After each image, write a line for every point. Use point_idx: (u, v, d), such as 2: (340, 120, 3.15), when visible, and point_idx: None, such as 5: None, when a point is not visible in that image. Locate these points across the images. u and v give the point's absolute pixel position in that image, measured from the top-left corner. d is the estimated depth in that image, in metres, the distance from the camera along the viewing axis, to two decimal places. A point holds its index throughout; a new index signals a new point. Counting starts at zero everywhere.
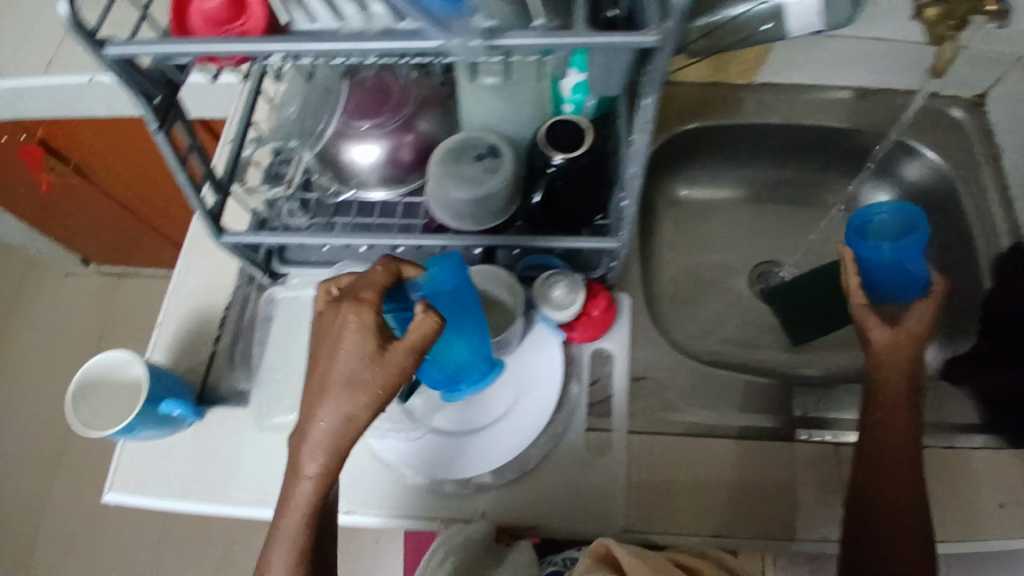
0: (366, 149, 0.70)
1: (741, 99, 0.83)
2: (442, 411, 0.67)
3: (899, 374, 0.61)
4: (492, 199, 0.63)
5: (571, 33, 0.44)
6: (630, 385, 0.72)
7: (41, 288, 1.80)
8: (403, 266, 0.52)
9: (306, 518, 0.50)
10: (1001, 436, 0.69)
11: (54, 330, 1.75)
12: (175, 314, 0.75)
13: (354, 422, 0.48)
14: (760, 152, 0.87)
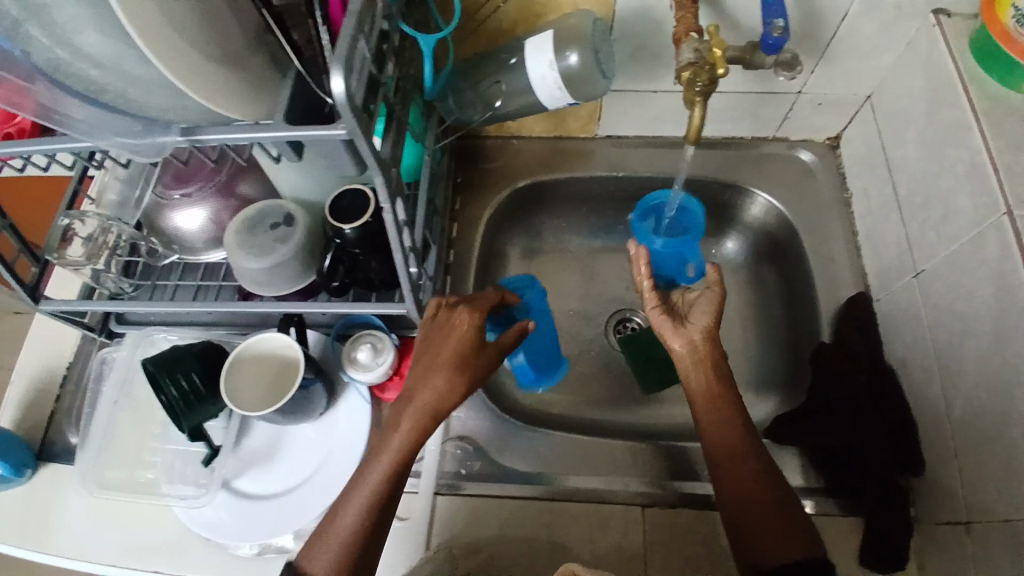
0: (184, 215, 0.71)
1: (592, 150, 0.84)
2: (247, 473, 0.68)
3: (702, 387, 0.62)
4: (284, 268, 0.64)
5: (267, 127, 0.47)
6: (449, 443, 0.72)
7: None
8: (506, 294, 0.66)
9: (369, 500, 0.55)
10: (828, 501, 0.65)
11: None
12: (22, 374, 0.78)
13: (445, 401, 0.58)
14: (613, 201, 0.87)
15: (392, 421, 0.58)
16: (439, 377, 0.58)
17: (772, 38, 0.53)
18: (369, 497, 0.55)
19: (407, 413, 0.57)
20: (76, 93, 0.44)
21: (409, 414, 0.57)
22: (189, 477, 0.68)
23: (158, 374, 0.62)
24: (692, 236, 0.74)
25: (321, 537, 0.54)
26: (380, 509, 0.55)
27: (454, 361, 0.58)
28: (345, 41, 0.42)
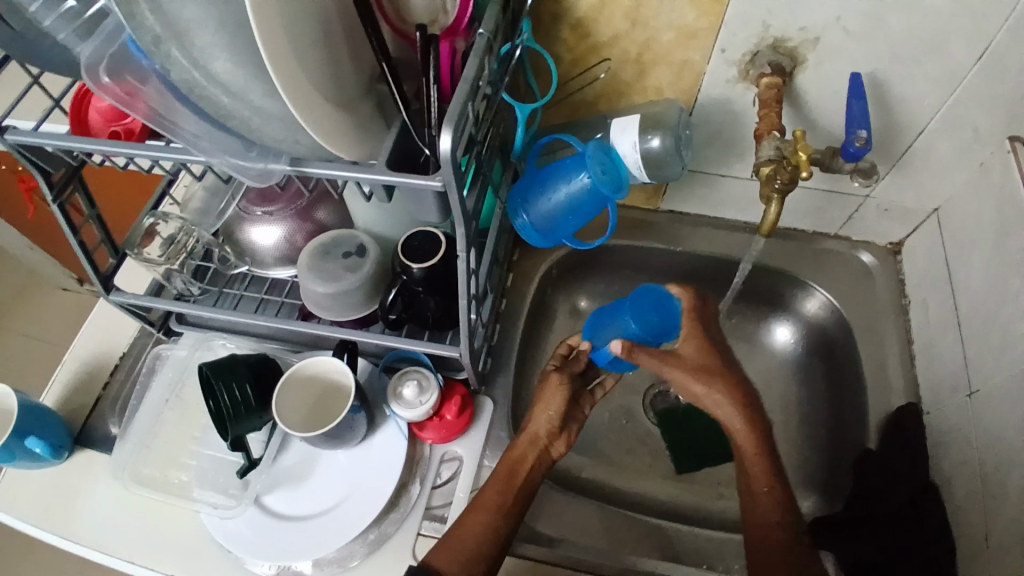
0: (262, 231, 0.75)
1: (654, 223, 0.86)
2: (278, 490, 0.69)
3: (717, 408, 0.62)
4: (348, 296, 0.66)
5: (368, 169, 0.49)
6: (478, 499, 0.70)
7: (39, 302, 1.73)
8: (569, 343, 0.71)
9: (476, 541, 0.58)
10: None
11: (40, 350, 1.67)
12: (78, 355, 0.81)
13: (540, 440, 0.65)
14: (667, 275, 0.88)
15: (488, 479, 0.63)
16: (523, 441, 0.65)
17: (853, 147, 0.57)
18: (460, 539, 0.59)
19: (475, 506, 0.61)
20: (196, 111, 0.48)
21: (492, 486, 0.62)
22: (220, 485, 0.68)
23: (214, 379, 0.64)
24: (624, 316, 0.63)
25: (451, 537, 0.59)
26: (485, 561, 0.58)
27: (510, 462, 0.63)
28: (458, 104, 0.45)
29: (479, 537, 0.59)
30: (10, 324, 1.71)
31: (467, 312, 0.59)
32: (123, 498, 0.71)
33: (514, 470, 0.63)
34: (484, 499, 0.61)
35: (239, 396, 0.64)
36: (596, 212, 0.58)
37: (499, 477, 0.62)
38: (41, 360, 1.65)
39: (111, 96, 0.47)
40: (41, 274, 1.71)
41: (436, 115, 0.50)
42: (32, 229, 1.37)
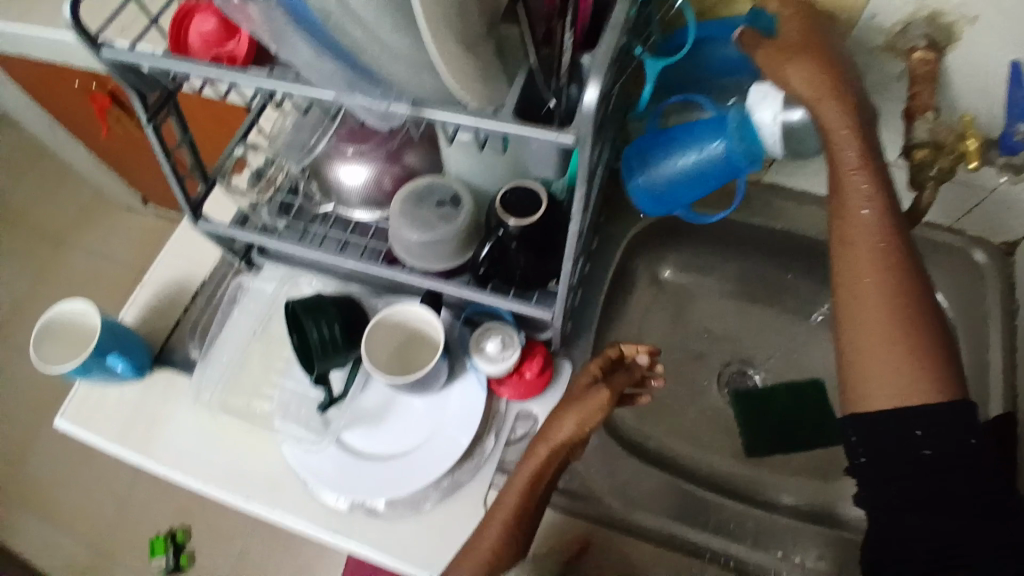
0: (350, 171, 0.73)
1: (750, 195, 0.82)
2: (356, 430, 0.70)
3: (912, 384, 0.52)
4: (439, 246, 0.65)
5: (494, 117, 0.46)
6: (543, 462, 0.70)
7: (104, 219, 1.77)
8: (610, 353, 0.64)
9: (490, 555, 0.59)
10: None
11: (103, 266, 1.72)
12: (161, 279, 0.82)
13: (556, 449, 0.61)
14: (756, 251, 0.84)
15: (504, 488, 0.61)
16: (545, 451, 0.61)
17: (1012, 140, 0.54)
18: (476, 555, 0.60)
19: (496, 511, 0.61)
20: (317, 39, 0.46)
21: (511, 498, 0.60)
22: (302, 419, 0.69)
23: (305, 316, 0.65)
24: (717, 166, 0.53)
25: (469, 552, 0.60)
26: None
27: (530, 474, 0.61)
28: (604, 54, 0.42)
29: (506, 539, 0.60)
30: (76, 238, 1.76)
31: (571, 276, 0.57)
32: (205, 422, 0.73)
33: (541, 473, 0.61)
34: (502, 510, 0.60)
35: (328, 335, 0.65)
36: (720, 184, 0.54)
37: (512, 491, 0.61)
38: (103, 276, 1.70)
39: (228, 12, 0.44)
40: (105, 192, 1.74)
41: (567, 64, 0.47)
42: (103, 147, 1.39)
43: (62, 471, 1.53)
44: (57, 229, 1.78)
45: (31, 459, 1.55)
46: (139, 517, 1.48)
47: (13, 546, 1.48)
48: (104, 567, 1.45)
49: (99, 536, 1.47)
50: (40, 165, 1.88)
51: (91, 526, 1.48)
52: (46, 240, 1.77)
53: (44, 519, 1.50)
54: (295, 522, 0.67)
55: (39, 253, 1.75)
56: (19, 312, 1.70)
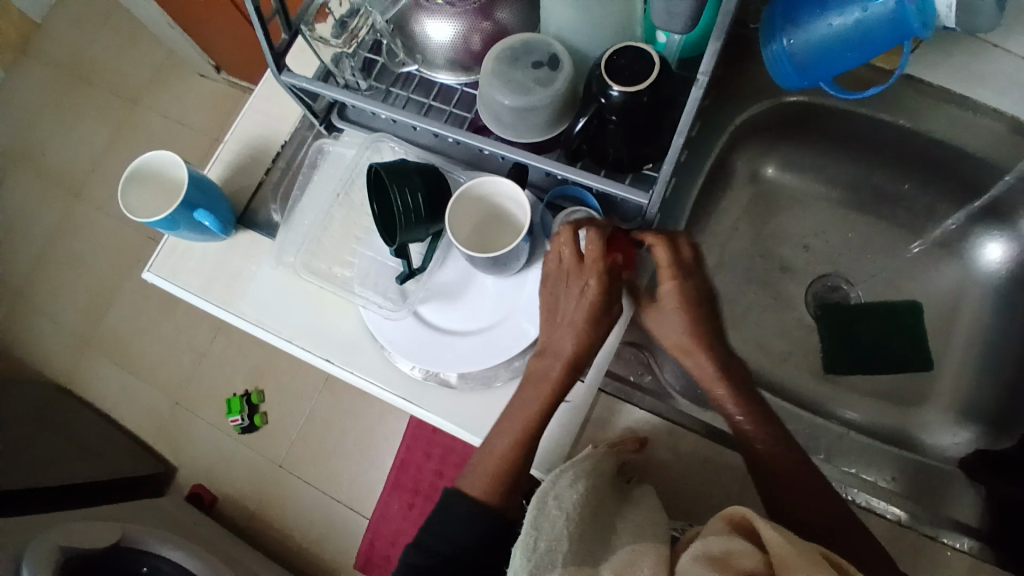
0: (436, 27, 0.68)
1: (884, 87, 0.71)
2: (432, 303, 0.69)
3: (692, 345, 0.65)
4: (533, 113, 0.60)
5: None
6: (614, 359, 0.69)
7: (176, 82, 1.77)
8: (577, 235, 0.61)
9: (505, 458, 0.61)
10: (983, 544, 0.59)
11: (177, 131, 1.73)
12: (240, 136, 0.81)
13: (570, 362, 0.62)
14: (875, 154, 0.75)
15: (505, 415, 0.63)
16: (558, 370, 0.62)
17: None
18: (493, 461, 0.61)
19: (503, 431, 0.62)
20: None
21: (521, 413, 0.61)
22: (380, 287, 0.69)
23: (389, 181, 0.62)
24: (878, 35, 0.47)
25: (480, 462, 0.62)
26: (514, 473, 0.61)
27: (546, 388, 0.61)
28: None
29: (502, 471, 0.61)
30: (150, 101, 1.77)
31: (681, 155, 0.51)
32: (284, 282, 0.74)
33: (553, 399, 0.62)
34: (513, 423, 0.62)
35: (411, 203, 0.62)
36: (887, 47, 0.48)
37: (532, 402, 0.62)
38: (177, 140, 1.72)
39: None
40: (178, 53, 1.73)
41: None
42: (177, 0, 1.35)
43: (146, 324, 1.65)
44: (132, 89, 1.79)
45: (118, 310, 1.68)
46: (214, 372, 1.60)
47: (107, 385, 1.64)
48: (186, 413, 1.59)
49: (181, 385, 1.61)
50: (115, 22, 1.86)
51: (173, 375, 1.62)
52: (122, 101, 1.79)
53: (132, 365, 1.64)
54: (371, 386, 0.69)
55: (116, 113, 1.78)
56: (101, 170, 1.76)
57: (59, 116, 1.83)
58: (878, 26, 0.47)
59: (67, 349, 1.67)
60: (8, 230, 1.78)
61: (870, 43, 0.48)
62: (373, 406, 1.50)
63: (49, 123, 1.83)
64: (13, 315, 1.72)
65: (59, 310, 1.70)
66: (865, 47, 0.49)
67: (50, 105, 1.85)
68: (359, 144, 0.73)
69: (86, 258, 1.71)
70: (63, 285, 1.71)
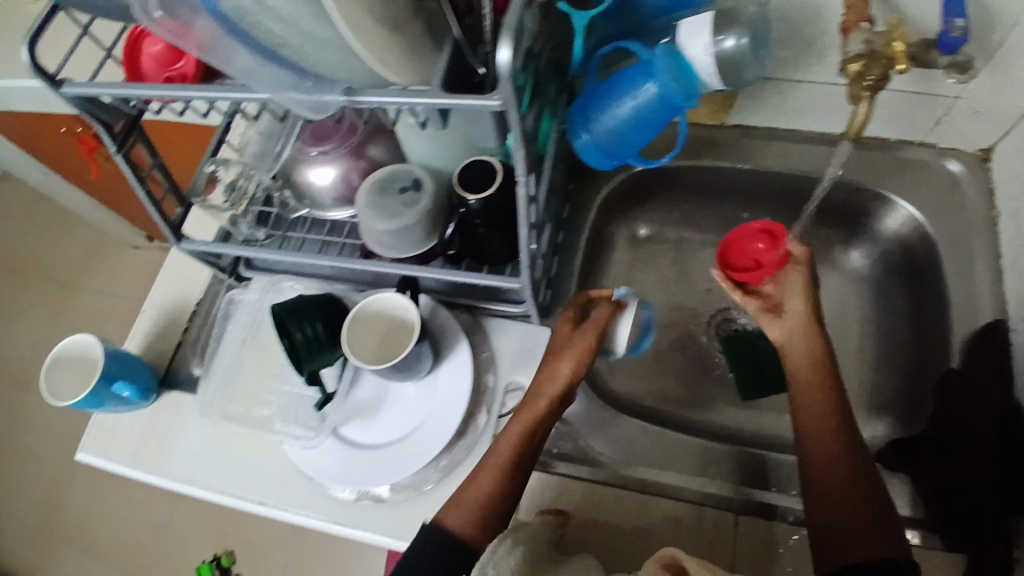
0: (318, 174, 0.75)
1: (719, 140, 0.81)
2: (353, 422, 0.71)
3: (805, 354, 0.67)
4: (407, 232, 0.66)
5: (424, 92, 0.47)
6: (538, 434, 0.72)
7: (109, 258, 1.83)
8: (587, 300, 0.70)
9: (499, 482, 0.60)
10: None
11: (116, 304, 1.77)
12: (155, 305, 0.85)
13: (553, 384, 0.64)
14: (731, 197, 0.84)
15: (499, 434, 0.63)
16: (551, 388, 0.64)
17: (950, 38, 0.51)
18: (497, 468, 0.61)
19: (486, 466, 0.61)
20: (248, 45, 0.46)
21: (509, 438, 0.62)
22: (300, 418, 0.71)
23: (287, 320, 0.66)
24: (655, 117, 0.55)
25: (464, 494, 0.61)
26: (508, 502, 0.60)
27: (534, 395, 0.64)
28: (514, 15, 0.43)
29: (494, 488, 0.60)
30: (86, 281, 1.82)
31: (530, 243, 0.58)
32: (210, 433, 0.75)
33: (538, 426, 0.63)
34: (505, 454, 0.61)
35: (313, 333, 0.66)
36: (662, 124, 0.55)
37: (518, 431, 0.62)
38: (118, 313, 1.76)
39: (166, 35, 0.45)
40: (110, 231, 1.81)
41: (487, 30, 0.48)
42: (98, 185, 1.44)
43: (104, 506, 1.60)
44: (66, 273, 1.84)
45: (73, 498, 1.62)
46: (178, 543, 1.53)
47: None
48: None
49: (147, 564, 1.54)
50: (45, 215, 1.94)
51: (137, 554, 1.54)
52: (59, 287, 1.83)
53: (92, 554, 1.56)
54: (309, 519, 0.70)
55: (53, 300, 1.82)
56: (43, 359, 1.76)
57: None
58: (650, 110, 0.54)
59: (22, 553, 1.59)
60: None
61: (646, 125, 0.55)
62: None
63: None
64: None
65: (10, 513, 1.63)
66: (643, 129, 0.56)
67: None
68: (264, 288, 0.78)
69: (34, 451, 1.67)
70: (12, 485, 1.65)
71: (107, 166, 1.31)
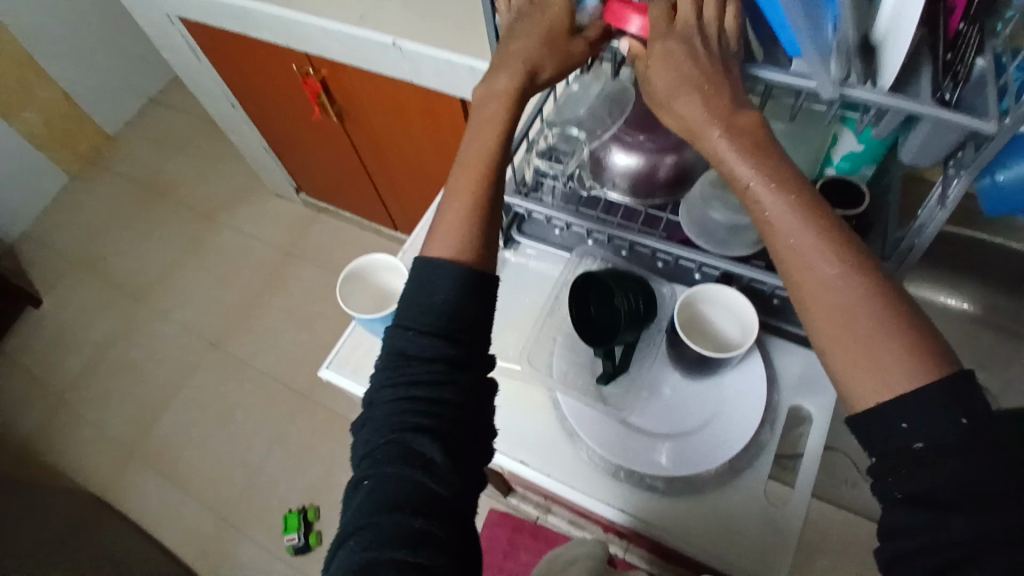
0: (625, 157, 0.75)
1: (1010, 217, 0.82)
2: (635, 407, 0.71)
3: (829, 286, 0.45)
4: (743, 230, 0.70)
5: (916, 101, 0.50)
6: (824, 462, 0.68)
7: (258, 204, 2.06)
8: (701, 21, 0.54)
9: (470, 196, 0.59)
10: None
11: (257, 244, 1.98)
12: (420, 246, 0.86)
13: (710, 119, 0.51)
14: None
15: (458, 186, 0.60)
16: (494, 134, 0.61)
17: None
18: (463, 190, 0.59)
19: (466, 164, 0.60)
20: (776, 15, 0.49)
21: (474, 152, 0.61)
22: (580, 388, 0.71)
23: (615, 288, 0.69)
24: None
25: (444, 219, 0.59)
26: (483, 228, 0.58)
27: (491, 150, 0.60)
28: None
29: (473, 224, 0.58)
30: (228, 220, 2.04)
31: (916, 266, 0.58)
32: None
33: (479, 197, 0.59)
34: (473, 164, 0.60)
35: (630, 307, 0.69)
36: None
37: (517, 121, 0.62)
38: (259, 256, 1.96)
39: None
40: (264, 176, 1.97)
41: (966, 67, 0.52)
42: (295, 126, 1.58)
43: (201, 432, 1.71)
44: (210, 207, 2.08)
45: (172, 414, 1.75)
46: (266, 488, 1.62)
47: (145, 498, 1.63)
48: (231, 530, 1.57)
49: (226, 502, 1.61)
50: (200, 148, 2.21)
51: (220, 488, 1.63)
52: (199, 217, 2.06)
53: (175, 479, 1.66)
54: (571, 491, 0.69)
55: (195, 230, 2.04)
56: (171, 284, 1.95)
57: (140, 233, 2.05)
58: None
59: (110, 455, 1.70)
60: (73, 333, 1.89)
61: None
62: None
63: (127, 239, 2.05)
64: (58, 420, 1.76)
65: (110, 413, 1.76)
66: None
67: (129, 222, 2.08)
68: (560, 262, 0.81)
69: (142, 365, 1.83)
70: (124, 387, 1.80)
71: (320, 114, 1.45)
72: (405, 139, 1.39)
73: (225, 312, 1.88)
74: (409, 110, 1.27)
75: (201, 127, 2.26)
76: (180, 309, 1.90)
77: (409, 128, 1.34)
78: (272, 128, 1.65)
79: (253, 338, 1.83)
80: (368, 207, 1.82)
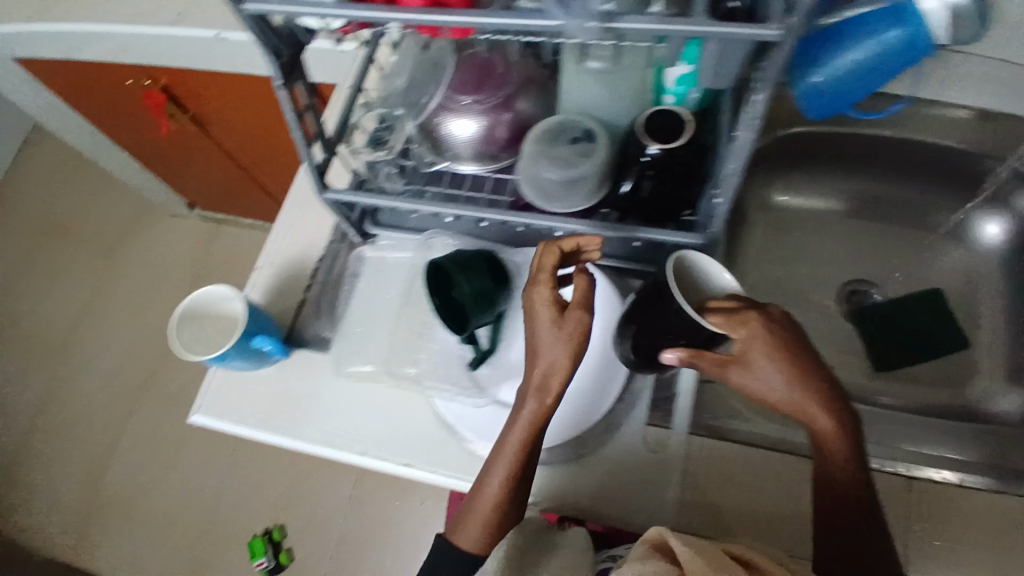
0: (463, 123, 0.72)
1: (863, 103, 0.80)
2: (509, 383, 0.68)
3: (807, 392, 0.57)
4: (581, 182, 0.65)
5: (692, 20, 0.44)
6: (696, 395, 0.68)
7: (156, 229, 1.95)
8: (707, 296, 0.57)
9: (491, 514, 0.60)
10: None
11: (165, 271, 1.89)
12: (273, 259, 0.80)
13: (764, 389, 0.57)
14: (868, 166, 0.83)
15: (511, 421, 0.60)
16: (510, 450, 0.59)
17: None
18: (484, 511, 0.60)
19: (496, 454, 0.60)
20: None
21: (516, 433, 0.59)
22: (453, 377, 0.68)
23: (456, 271, 0.63)
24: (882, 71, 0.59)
25: (471, 511, 0.61)
26: (514, 512, 0.61)
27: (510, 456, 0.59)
28: None
29: (519, 484, 0.60)
30: (130, 252, 1.93)
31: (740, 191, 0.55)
32: (344, 392, 0.72)
33: (522, 468, 0.59)
34: (500, 488, 0.59)
35: (478, 287, 0.63)
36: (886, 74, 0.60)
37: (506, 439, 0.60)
38: (170, 283, 1.87)
39: None
40: (153, 199, 1.86)
41: None
42: (159, 143, 1.47)
43: (151, 475, 1.67)
44: (107, 243, 1.96)
45: (117, 464, 1.69)
46: (227, 515, 1.59)
47: (109, 552, 1.60)
48: (201, 564, 1.55)
49: (191, 537, 1.58)
50: (83, 182, 2.07)
51: (182, 525, 1.60)
52: (98, 256, 1.95)
53: (135, 527, 1.62)
54: (460, 483, 0.67)
55: (97, 270, 1.93)
56: (86, 331, 1.86)
57: (40, 286, 1.94)
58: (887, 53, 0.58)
59: (63, 519, 1.65)
60: None
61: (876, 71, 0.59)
62: (405, 500, 1.54)
63: (29, 295, 1.93)
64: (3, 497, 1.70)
65: (54, 477, 1.70)
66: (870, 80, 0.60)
67: (26, 277, 1.96)
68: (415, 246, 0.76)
69: (74, 422, 1.76)
70: (61, 447, 1.73)
71: (177, 126, 1.34)
72: (273, 135, 1.30)
73: (147, 349, 1.81)
74: (264, 105, 1.19)
75: (78, 159, 2.11)
76: (101, 356, 1.82)
77: (272, 123, 1.25)
78: (138, 150, 1.54)
79: (181, 368, 1.77)
80: (268, 209, 1.74)
